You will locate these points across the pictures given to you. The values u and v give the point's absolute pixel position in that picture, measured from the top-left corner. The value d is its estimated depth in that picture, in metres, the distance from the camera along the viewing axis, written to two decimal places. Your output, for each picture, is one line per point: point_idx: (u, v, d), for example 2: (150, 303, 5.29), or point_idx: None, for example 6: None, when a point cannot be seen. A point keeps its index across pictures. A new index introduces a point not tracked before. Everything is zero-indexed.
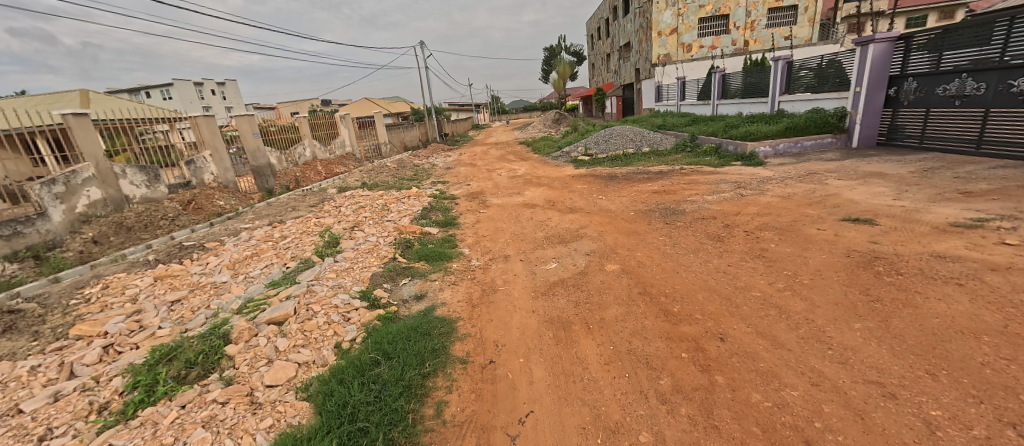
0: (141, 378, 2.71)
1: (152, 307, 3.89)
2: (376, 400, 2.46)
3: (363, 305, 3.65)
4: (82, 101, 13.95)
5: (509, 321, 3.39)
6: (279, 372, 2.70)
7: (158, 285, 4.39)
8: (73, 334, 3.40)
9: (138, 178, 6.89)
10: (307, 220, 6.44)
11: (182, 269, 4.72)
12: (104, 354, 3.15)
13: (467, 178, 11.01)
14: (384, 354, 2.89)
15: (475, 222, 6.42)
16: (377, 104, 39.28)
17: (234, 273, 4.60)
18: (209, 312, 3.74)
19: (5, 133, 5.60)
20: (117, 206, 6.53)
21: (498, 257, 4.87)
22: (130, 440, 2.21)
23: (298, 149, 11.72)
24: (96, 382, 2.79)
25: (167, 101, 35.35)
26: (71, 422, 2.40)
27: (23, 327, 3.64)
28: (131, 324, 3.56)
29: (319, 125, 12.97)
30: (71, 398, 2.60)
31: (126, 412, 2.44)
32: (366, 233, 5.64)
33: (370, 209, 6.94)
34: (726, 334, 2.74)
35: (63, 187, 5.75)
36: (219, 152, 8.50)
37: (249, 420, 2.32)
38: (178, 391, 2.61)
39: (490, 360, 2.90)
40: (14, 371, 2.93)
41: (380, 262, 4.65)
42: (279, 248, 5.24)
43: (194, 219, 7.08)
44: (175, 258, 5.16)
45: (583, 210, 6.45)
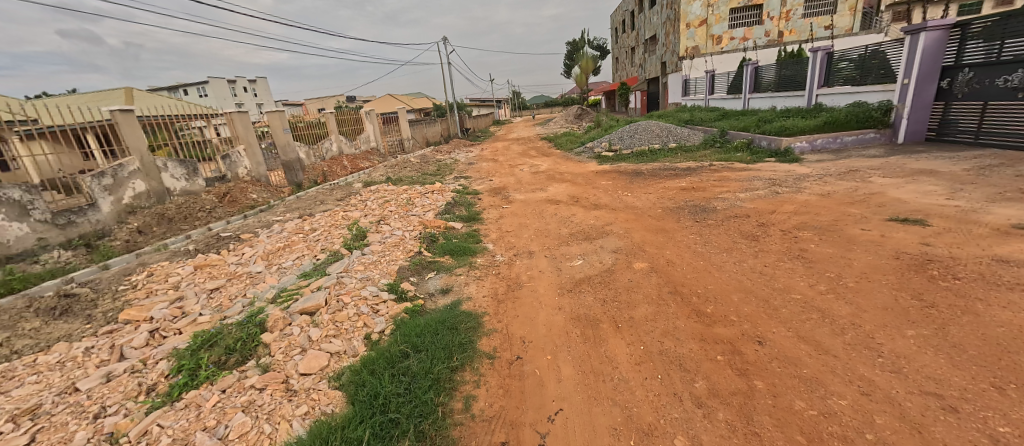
0: (184, 362, 2.83)
1: (194, 294, 4.08)
2: (406, 392, 2.49)
3: (390, 297, 3.70)
4: (128, 100, 14.73)
5: (535, 317, 3.37)
6: (312, 361, 2.77)
7: (198, 274, 4.58)
8: (122, 318, 3.60)
9: (179, 171, 7.22)
10: (334, 214, 6.59)
11: (219, 259, 4.92)
12: (151, 338, 3.32)
13: (489, 173, 11.01)
14: (413, 347, 2.92)
15: (498, 218, 6.40)
16: (401, 101, 39.76)
17: (267, 263, 4.75)
18: (245, 300, 3.89)
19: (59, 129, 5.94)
20: (160, 198, 6.86)
21: (522, 252, 4.85)
22: (177, 420, 2.32)
23: (326, 144, 11.99)
24: (144, 365, 2.94)
25: (203, 97, 36.94)
26: (122, 403, 2.52)
27: (78, 310, 3.88)
28: (174, 310, 3.74)
29: (346, 121, 13.23)
30: (122, 379, 2.75)
31: (172, 393, 2.56)
32: (392, 227, 5.72)
33: (395, 203, 7.03)
34: (765, 337, 2.63)
35: (111, 179, 6.08)
36: (253, 147, 8.80)
37: (286, 406, 2.39)
38: (219, 376, 2.71)
39: (517, 356, 2.89)
40: (71, 353, 3.11)
41: (406, 255, 4.70)
42: (308, 241, 5.38)
43: (229, 211, 7.36)
44: (213, 248, 5.38)
45: (608, 207, 6.33)
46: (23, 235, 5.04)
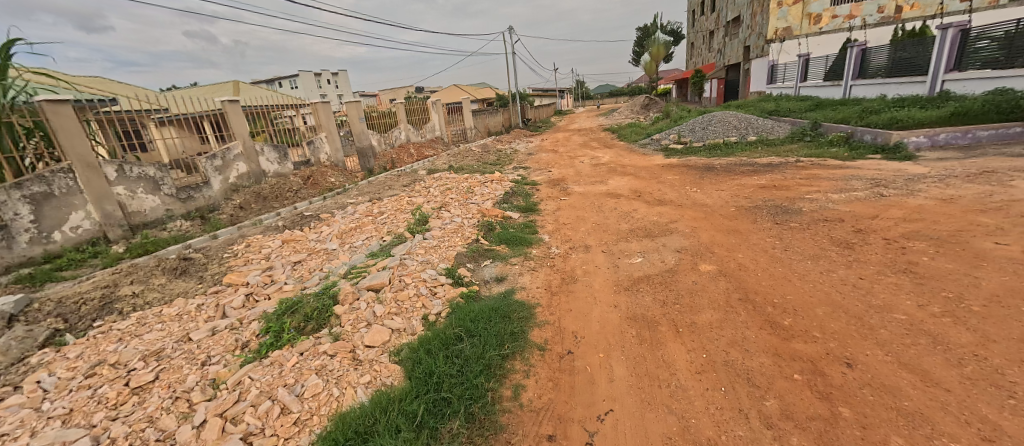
0: (271, 324, 3.16)
1: (280, 265, 4.55)
2: (459, 374, 2.56)
3: (448, 281, 3.82)
4: (232, 91, 16.67)
5: (589, 313, 3.28)
6: (376, 335, 2.95)
7: (284, 247, 5.09)
8: (226, 281, 4.12)
9: (272, 155, 8.06)
10: (400, 199, 6.94)
11: (302, 235, 5.42)
12: (247, 300, 3.76)
13: (548, 164, 10.90)
14: (467, 331, 2.99)
15: (555, 210, 6.32)
16: (466, 91, 40.68)
17: (341, 242, 5.14)
18: (322, 274, 4.24)
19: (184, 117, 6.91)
20: (258, 179, 7.71)
21: (579, 246, 4.74)
22: (264, 375, 2.60)
23: (395, 132, 12.65)
24: (240, 324, 3.33)
25: (292, 89, 40.90)
26: (223, 355, 2.89)
27: (193, 271, 4.51)
28: (265, 278, 4.19)
29: (414, 111, 13.83)
30: (223, 334, 3.15)
31: (261, 351, 2.87)
32: (452, 214, 5.89)
33: (456, 191, 7.23)
34: (855, 359, 2.31)
35: (221, 161, 6.96)
36: (332, 134, 9.54)
37: (352, 373, 2.57)
38: (298, 340, 2.99)
39: (568, 350, 2.84)
40: (187, 308, 3.63)
41: (464, 242, 4.81)
42: (377, 223, 5.73)
43: (312, 192, 8.07)
44: (297, 225, 5.95)
45: (674, 203, 5.96)
46: (155, 206, 5.95)
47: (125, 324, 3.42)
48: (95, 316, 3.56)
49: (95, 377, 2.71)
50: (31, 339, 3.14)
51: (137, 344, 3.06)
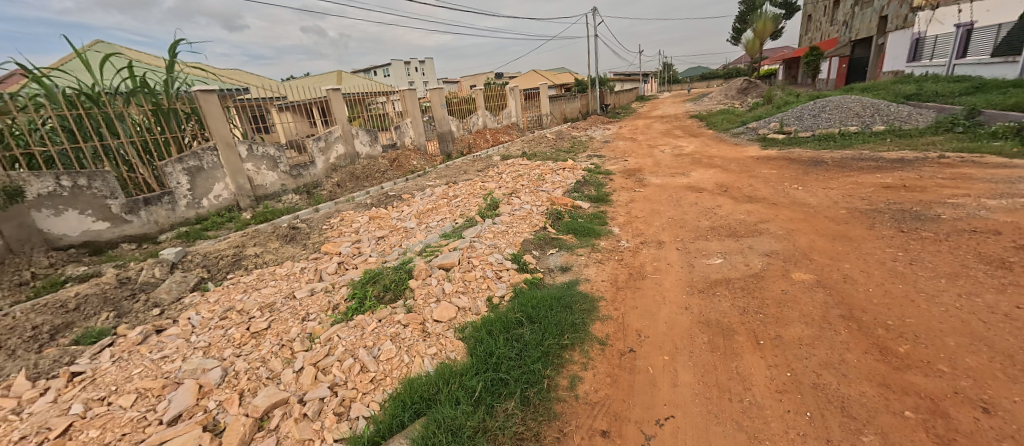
0: (357, 291, 3.48)
1: (367, 239, 4.99)
2: (518, 358, 2.60)
3: (513, 267, 3.88)
4: (334, 80, 18.46)
5: (656, 312, 3.10)
6: (444, 311, 3.11)
7: (370, 223, 5.57)
8: (324, 250, 4.63)
9: (365, 139, 8.80)
10: (474, 183, 7.16)
11: (386, 213, 5.88)
12: (338, 268, 4.20)
13: (624, 153, 10.42)
14: (528, 317, 3.01)
15: (629, 202, 6.04)
16: (544, 77, 40.30)
17: (418, 221, 5.49)
18: (400, 250, 4.57)
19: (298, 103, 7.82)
20: (352, 160, 8.50)
21: (652, 241, 4.49)
22: (349, 334, 2.90)
23: (473, 118, 13.01)
24: (333, 287, 3.72)
25: (384, 77, 44.13)
26: (319, 313, 3.27)
27: (301, 237, 5.13)
28: (354, 249, 4.63)
29: (491, 97, 14.07)
30: (318, 295, 3.56)
31: (348, 314, 3.19)
32: (522, 200, 5.93)
33: (527, 178, 7.26)
34: (995, 405, 1.90)
35: (324, 143, 7.77)
36: (416, 119, 10.11)
37: (420, 344, 2.76)
38: (378, 308, 3.26)
39: (630, 348, 2.73)
40: (292, 269, 4.16)
41: (532, 229, 4.83)
42: (451, 205, 6.00)
43: (396, 174, 8.67)
44: (383, 203, 6.46)
45: (767, 201, 5.34)
46: (274, 181, 6.88)
47: (248, 278, 4.03)
48: (229, 268, 4.24)
49: (226, 320, 3.25)
50: (185, 284, 3.87)
51: (256, 296, 3.60)
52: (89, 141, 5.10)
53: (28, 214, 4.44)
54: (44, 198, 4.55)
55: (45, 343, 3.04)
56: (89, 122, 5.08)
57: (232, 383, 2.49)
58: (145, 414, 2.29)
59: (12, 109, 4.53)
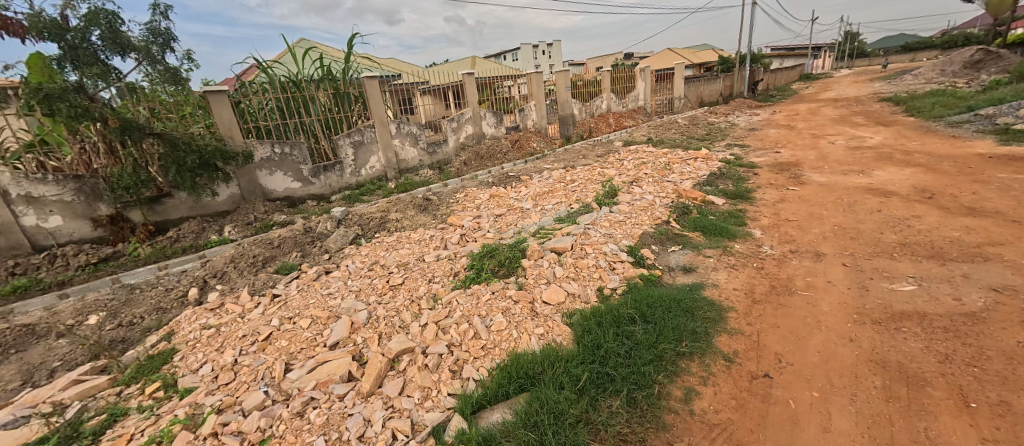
0: (475, 262, 3.63)
1: (486, 215, 5.21)
2: (627, 357, 2.45)
3: (628, 260, 3.63)
4: (469, 65, 19.80)
5: (805, 337, 2.58)
6: (553, 294, 3.09)
7: (490, 201, 5.82)
8: (449, 221, 5.02)
9: (492, 120, 9.22)
10: (592, 169, 6.93)
11: (505, 193, 6.07)
12: (460, 239, 4.48)
13: (777, 143, 8.84)
14: (642, 315, 2.80)
15: (778, 201, 5.12)
16: (681, 55, 36.49)
17: (535, 203, 5.55)
18: (516, 229, 4.64)
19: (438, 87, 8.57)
20: (479, 140, 9.02)
21: (806, 251, 3.74)
22: (465, 301, 3.08)
23: (597, 101, 12.52)
24: (454, 255, 3.98)
25: (513, 60, 45.67)
26: (443, 277, 3.55)
27: (432, 207, 5.66)
28: (475, 224, 4.86)
29: (619, 79, 13.33)
30: (442, 261, 3.87)
31: (466, 282, 3.38)
32: (643, 190, 5.51)
33: (651, 167, 6.72)
34: None
35: (456, 124, 8.43)
36: (540, 103, 10.19)
37: (528, 322, 2.80)
38: (492, 280, 3.36)
39: (765, 373, 2.33)
40: (423, 236, 4.63)
41: (652, 222, 4.46)
42: (567, 190, 5.91)
43: (516, 156, 8.90)
44: (503, 183, 6.68)
45: (999, 217, 3.93)
46: (414, 157, 7.75)
47: (389, 239, 4.63)
48: (376, 229, 4.92)
49: (372, 271, 3.81)
50: (347, 236, 4.64)
51: (395, 255, 4.12)
52: (292, 118, 6.41)
53: (254, 173, 5.92)
54: (265, 161, 5.97)
55: (260, 268, 4.06)
56: (293, 103, 6.37)
57: (374, 325, 2.90)
58: (315, 336, 2.85)
59: (249, 92, 5.97)
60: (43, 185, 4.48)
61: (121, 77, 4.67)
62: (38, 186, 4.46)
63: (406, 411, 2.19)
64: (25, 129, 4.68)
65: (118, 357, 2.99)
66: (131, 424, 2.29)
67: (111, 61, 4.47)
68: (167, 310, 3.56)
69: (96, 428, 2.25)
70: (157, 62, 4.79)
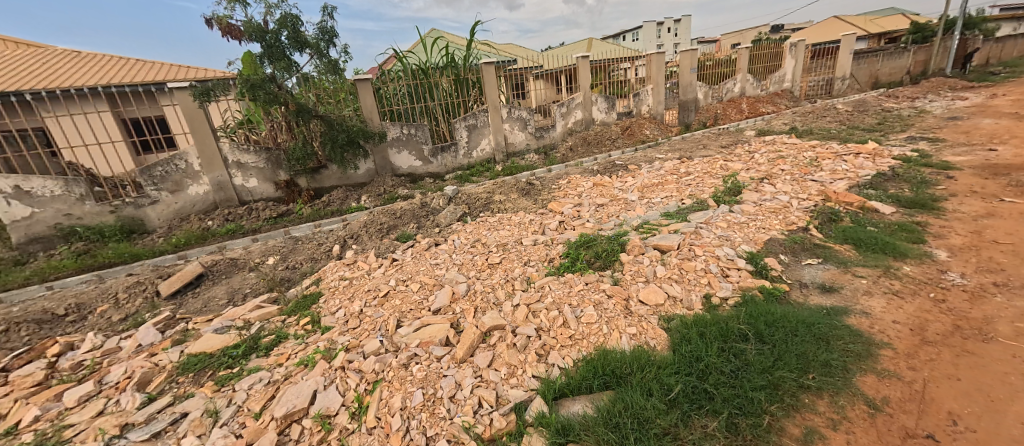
0: (571, 252, 3.54)
1: (586, 204, 4.89)
2: (733, 377, 2.16)
3: (747, 268, 3.12)
4: (585, 47, 19.23)
5: (1001, 402, 1.95)
6: (651, 294, 2.83)
7: (593, 190, 5.54)
8: (550, 207, 4.99)
9: (603, 105, 8.84)
10: (714, 161, 6.17)
11: (609, 182, 5.68)
12: (559, 226, 4.41)
13: (988, 137, 6.68)
14: (758, 334, 2.42)
15: (979, 216, 3.89)
16: (851, 25, 29.77)
17: (641, 195, 5.00)
18: (616, 221, 4.25)
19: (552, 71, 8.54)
20: (587, 126, 8.75)
21: (1020, 289, 2.78)
22: (558, 288, 3.05)
23: (728, 84, 11.02)
24: (552, 242, 3.96)
25: (634, 41, 42.93)
26: (538, 262, 3.56)
27: (534, 193, 5.69)
28: (574, 212, 4.68)
29: (760, 57, 11.54)
30: (540, 246, 3.89)
31: (561, 269, 3.34)
32: (777, 189, 4.70)
33: (791, 162, 5.70)
34: None
35: (566, 109, 8.30)
36: (659, 86, 9.36)
37: (621, 320, 2.64)
38: (586, 272, 3.24)
39: (927, 434, 1.84)
40: (524, 219, 4.70)
41: (784, 228, 3.78)
42: (680, 184, 5.22)
43: (626, 143, 8.36)
44: (609, 171, 6.30)
45: None
46: (521, 141, 7.90)
47: (491, 219, 4.83)
48: (481, 209, 5.18)
49: (475, 248, 4.04)
50: (455, 213, 4.98)
51: (496, 236, 4.28)
52: (419, 103, 7.05)
53: (386, 151, 6.71)
54: (395, 140, 6.71)
55: (384, 235, 4.63)
56: (421, 88, 6.98)
57: (471, 298, 3.08)
58: (422, 300, 3.16)
59: (387, 80, 6.74)
60: (248, 154, 5.80)
61: (299, 69, 5.67)
62: (245, 155, 5.80)
63: (493, 383, 2.28)
64: (237, 110, 6.08)
65: (284, 292, 3.75)
66: (289, 347, 2.85)
67: (293, 56, 5.49)
68: (317, 259, 4.30)
69: (269, 345, 2.89)
70: (323, 56, 5.71)
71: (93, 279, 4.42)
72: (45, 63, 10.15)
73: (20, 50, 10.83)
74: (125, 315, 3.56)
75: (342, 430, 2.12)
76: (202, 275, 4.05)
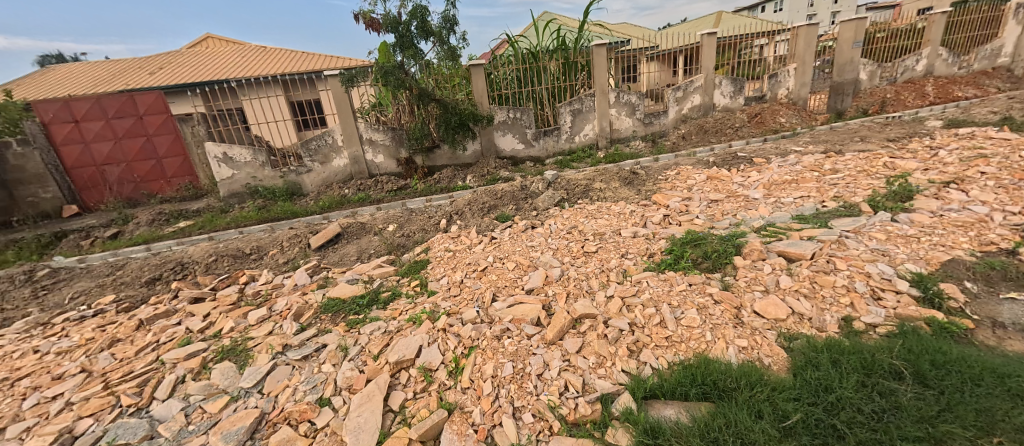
0: (675, 248, 3.26)
1: (698, 199, 4.43)
2: (875, 419, 1.77)
3: (910, 293, 2.48)
4: (715, 23, 17.20)
5: None
6: (770, 306, 2.47)
7: (706, 183, 4.98)
8: (654, 198, 4.66)
9: (728, 89, 7.84)
10: (873, 157, 5.03)
11: (729, 176, 5.05)
12: (664, 219, 4.08)
13: None
14: (919, 374, 1.93)
15: None
16: None
17: (767, 193, 4.29)
18: (733, 220, 3.76)
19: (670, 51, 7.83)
20: (706, 112, 7.87)
21: None
22: (657, 285, 2.85)
23: (907, 61, 8.78)
24: (654, 236, 3.70)
25: (777, 13, 36.98)
26: (637, 255, 3.37)
27: (637, 183, 5.34)
28: (682, 206, 4.27)
29: (960, 25, 8.98)
30: (640, 239, 3.66)
31: (661, 266, 3.10)
32: (970, 197, 3.58)
33: (997, 162, 4.34)
34: None
35: (682, 93, 7.59)
36: (805, 65, 7.94)
37: (729, 329, 2.36)
38: (691, 272, 2.96)
39: None
40: (624, 209, 4.47)
41: (977, 246, 2.87)
42: (822, 183, 4.34)
43: (753, 132, 7.26)
44: (728, 164, 5.59)
45: None
46: (628, 127, 7.48)
47: (590, 207, 4.70)
48: (580, 196, 5.08)
49: (571, 234, 4.00)
50: (554, 198, 4.98)
51: (593, 224, 4.17)
52: (526, 87, 7.11)
53: (492, 134, 6.98)
54: (501, 123, 6.93)
55: (485, 214, 4.85)
56: (529, 73, 7.02)
57: (564, 283, 3.07)
58: (517, 278, 3.26)
59: (498, 65, 6.91)
60: (378, 132, 6.57)
61: (423, 56, 6.15)
62: (375, 133, 6.57)
63: (580, 369, 2.26)
64: (371, 94, 6.87)
65: (399, 256, 4.22)
66: (401, 304, 3.20)
67: (419, 44, 5.99)
68: (427, 230, 4.72)
69: (386, 299, 3.29)
70: (445, 43, 6.13)
71: (268, 228, 5.54)
72: (242, 57, 12.81)
73: (227, 47, 13.84)
74: (286, 259, 4.41)
75: (440, 385, 2.33)
76: (339, 234, 4.75)
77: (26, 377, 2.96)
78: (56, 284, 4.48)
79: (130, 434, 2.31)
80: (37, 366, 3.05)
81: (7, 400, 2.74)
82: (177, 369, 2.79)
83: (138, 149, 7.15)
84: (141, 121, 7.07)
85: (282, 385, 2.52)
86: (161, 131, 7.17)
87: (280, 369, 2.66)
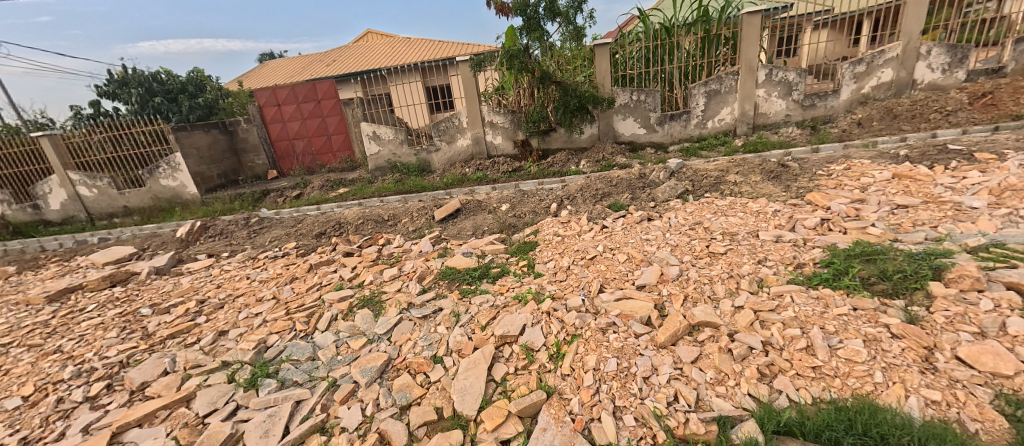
0: (836, 261, 2.64)
1: (876, 203, 3.50)
2: None
3: None
4: None
5: None
6: (984, 355, 1.83)
7: (892, 183, 3.90)
8: (808, 198, 3.85)
9: (940, 60, 5.95)
10: None
11: (928, 175, 3.87)
12: (820, 225, 3.33)
13: None
14: None
15: None
16: None
17: (994, 202, 3.15)
18: (932, 234, 2.87)
19: (853, 15, 6.27)
20: (898, 91, 6.17)
21: None
22: (804, 304, 2.36)
23: None
24: (804, 244, 3.06)
25: None
26: (778, 263, 2.84)
27: (783, 179, 4.47)
28: (850, 210, 3.44)
29: None
30: (786, 246, 3.06)
31: (813, 280, 2.55)
32: None
33: None
34: None
35: (864, 67, 6.06)
36: None
37: (913, 375, 1.83)
38: (859, 293, 2.36)
39: None
40: (765, 208, 3.79)
41: None
42: None
43: (976, 118, 5.39)
44: (928, 159, 4.30)
45: None
46: (779, 110, 6.29)
47: (720, 202, 4.13)
48: (708, 189, 4.50)
49: (693, 231, 3.58)
50: (676, 189, 4.51)
51: (723, 222, 3.65)
52: (654, 66, 6.51)
53: (612, 118, 6.64)
54: (623, 106, 6.52)
55: (598, 201, 4.66)
56: (660, 50, 6.40)
57: (682, 284, 2.77)
58: (627, 273, 3.07)
59: (624, 43, 6.48)
60: (498, 116, 6.83)
61: (548, 38, 6.10)
62: (496, 116, 6.85)
63: (694, 382, 2.03)
64: (495, 78, 7.10)
65: (509, 236, 4.34)
66: (509, 282, 3.31)
67: (546, 25, 5.93)
68: (537, 213, 4.76)
69: (495, 275, 3.44)
70: (571, 23, 5.98)
71: (402, 199, 6.29)
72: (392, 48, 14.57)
73: (381, 41, 15.90)
74: (414, 228, 4.94)
75: (540, 366, 2.35)
76: (459, 210, 5.11)
77: (240, 296, 3.97)
78: (260, 229, 5.85)
79: (301, 353, 2.91)
80: (248, 290, 4.05)
81: (230, 311, 3.72)
82: (332, 309, 3.38)
83: (316, 127, 8.77)
84: (319, 105, 8.65)
85: (406, 337, 2.86)
86: (332, 113, 8.68)
87: (405, 323, 3.01)
